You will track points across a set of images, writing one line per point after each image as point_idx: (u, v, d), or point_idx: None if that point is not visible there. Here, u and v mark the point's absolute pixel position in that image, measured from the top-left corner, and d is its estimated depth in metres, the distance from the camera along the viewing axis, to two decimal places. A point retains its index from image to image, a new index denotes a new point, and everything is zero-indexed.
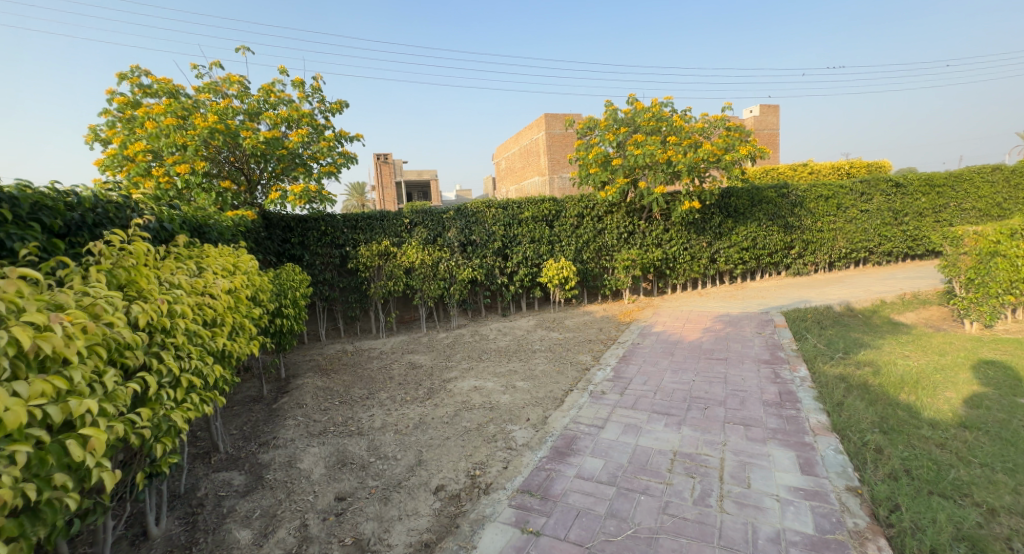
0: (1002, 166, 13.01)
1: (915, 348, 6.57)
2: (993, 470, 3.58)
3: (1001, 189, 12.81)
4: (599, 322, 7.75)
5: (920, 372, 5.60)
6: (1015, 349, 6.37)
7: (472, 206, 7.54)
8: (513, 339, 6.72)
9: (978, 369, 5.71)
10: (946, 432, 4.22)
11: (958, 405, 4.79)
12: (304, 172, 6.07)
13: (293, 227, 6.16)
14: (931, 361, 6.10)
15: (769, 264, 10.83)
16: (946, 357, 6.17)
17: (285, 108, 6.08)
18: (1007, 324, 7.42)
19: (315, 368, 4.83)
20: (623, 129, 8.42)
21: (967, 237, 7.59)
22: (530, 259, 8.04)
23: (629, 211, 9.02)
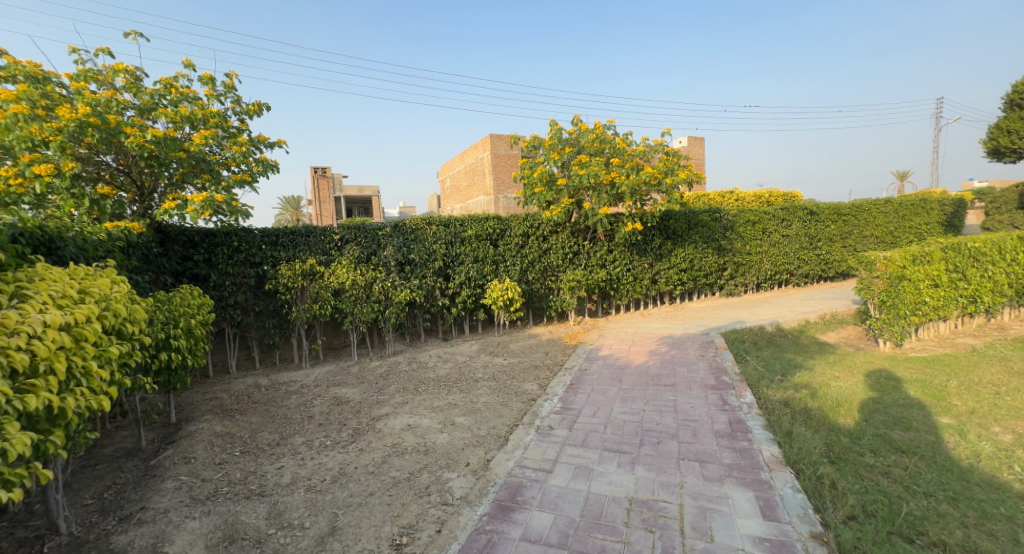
0: (893, 200, 14.40)
1: (842, 369, 6.68)
2: (938, 500, 3.50)
3: (891, 219, 14.33)
4: (543, 346, 7.44)
5: (851, 394, 5.60)
6: (927, 367, 6.70)
7: (410, 223, 7.04)
8: (454, 367, 6.24)
9: (902, 388, 5.91)
10: (885, 457, 4.06)
11: (896, 424, 4.85)
12: (210, 179, 5.37)
13: (197, 242, 5.34)
14: (857, 380, 6.16)
15: (705, 285, 11.07)
16: (868, 378, 6.27)
17: (187, 105, 5.41)
18: (913, 343, 7.81)
19: (217, 410, 4.15)
20: (567, 149, 8.29)
21: (879, 263, 7.60)
22: (472, 279, 7.63)
23: (573, 231, 8.88)
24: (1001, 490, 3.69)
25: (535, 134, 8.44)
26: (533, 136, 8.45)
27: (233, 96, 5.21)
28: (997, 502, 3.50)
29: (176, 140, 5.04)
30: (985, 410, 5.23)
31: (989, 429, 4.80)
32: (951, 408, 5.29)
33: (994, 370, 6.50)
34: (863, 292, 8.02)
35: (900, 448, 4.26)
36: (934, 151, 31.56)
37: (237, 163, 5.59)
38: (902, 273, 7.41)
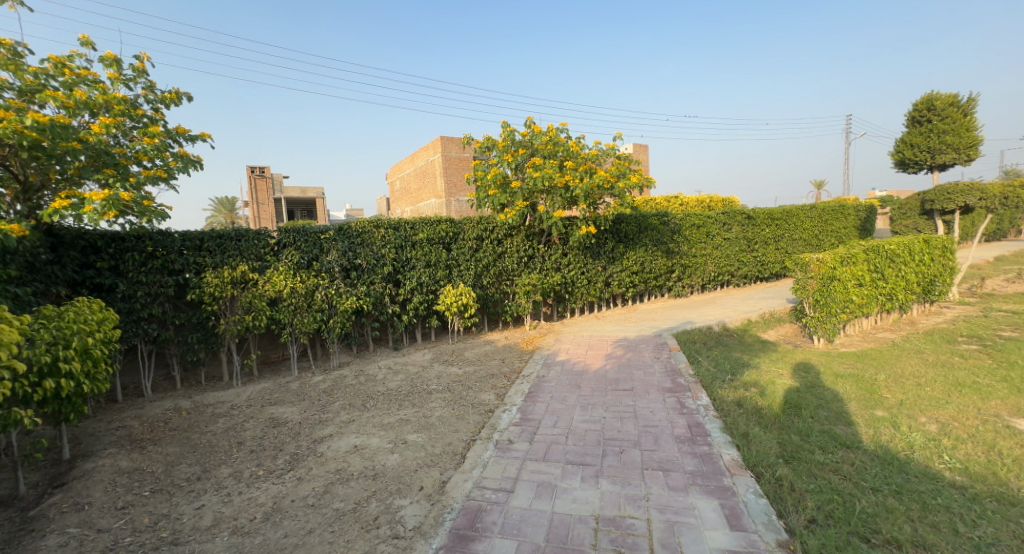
0: (818, 205, 15.36)
1: (783, 365, 6.61)
2: (884, 495, 3.36)
3: (816, 223, 15.26)
4: (500, 353, 7.20)
5: (792, 390, 5.52)
6: (858, 362, 6.77)
7: (356, 225, 6.61)
8: (405, 379, 5.86)
9: (840, 382, 5.81)
10: (834, 454, 3.88)
11: (846, 412, 4.85)
12: (115, 175, 4.32)
13: (100, 247, 4.68)
14: (793, 376, 6.12)
15: (655, 287, 11.23)
16: (807, 374, 6.19)
17: (86, 89, 4.29)
18: (843, 339, 8.15)
19: (122, 441, 3.78)
20: (521, 150, 8.12)
21: (813, 263, 7.84)
22: (424, 284, 7.28)
23: (528, 235, 8.73)
24: (936, 479, 3.58)
25: (488, 135, 8.21)
26: (486, 137, 8.22)
27: (145, 81, 4.62)
28: (935, 492, 3.40)
29: (69, 129, 3.94)
30: (912, 400, 5.17)
31: (918, 419, 4.65)
32: (881, 399, 5.23)
33: (915, 364, 6.64)
34: (798, 290, 8.26)
35: (844, 443, 4.07)
36: (842, 158, 32.07)
37: (151, 157, 4.60)
38: (833, 273, 7.67)
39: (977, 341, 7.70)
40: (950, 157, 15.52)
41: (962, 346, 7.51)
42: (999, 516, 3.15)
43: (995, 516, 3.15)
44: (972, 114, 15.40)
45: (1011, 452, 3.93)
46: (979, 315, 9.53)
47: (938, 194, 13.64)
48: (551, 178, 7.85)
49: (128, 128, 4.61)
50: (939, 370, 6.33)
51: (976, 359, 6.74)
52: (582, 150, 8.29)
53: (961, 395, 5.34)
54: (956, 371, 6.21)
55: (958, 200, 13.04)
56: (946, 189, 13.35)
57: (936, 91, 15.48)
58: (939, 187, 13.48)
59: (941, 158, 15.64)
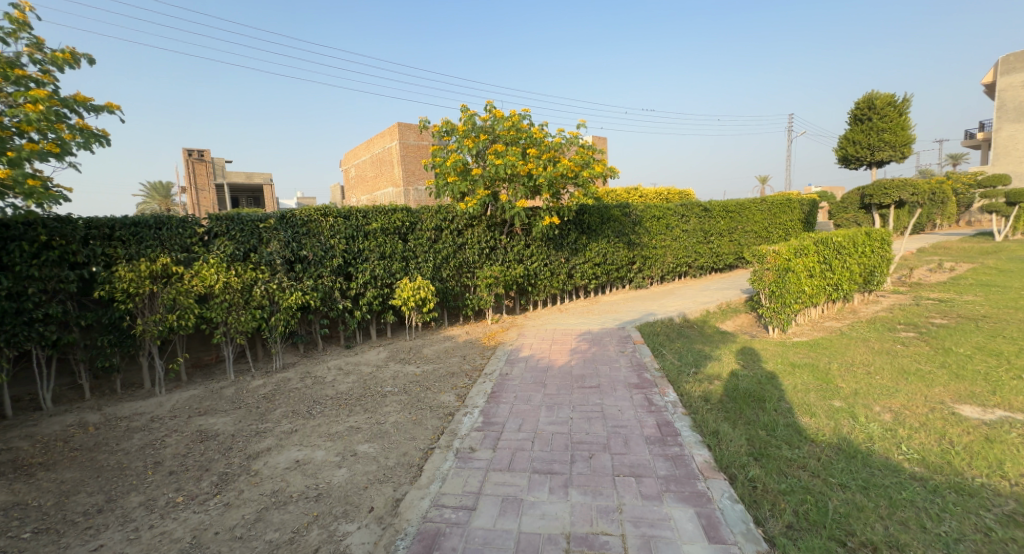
0: (768, 199, 15.80)
1: (740, 358, 6.21)
2: (851, 491, 3.03)
3: (766, 217, 15.68)
4: (461, 349, 6.84)
5: (755, 382, 5.19)
6: (812, 351, 6.47)
7: (301, 213, 6.06)
8: (357, 381, 5.41)
9: (795, 374, 5.45)
10: (800, 449, 3.58)
11: (813, 400, 4.64)
12: None
13: None
14: (746, 367, 5.76)
15: (616, 278, 11.15)
16: (765, 366, 5.83)
17: None
18: (796, 328, 8.08)
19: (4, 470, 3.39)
20: (482, 136, 7.71)
21: (768, 256, 7.64)
22: (377, 277, 6.81)
23: (489, 225, 8.38)
24: (897, 471, 3.24)
25: (448, 119, 7.72)
26: (445, 120, 7.75)
27: (27, 38, 3.95)
28: (899, 486, 3.06)
29: None
30: (866, 389, 4.80)
31: (873, 408, 4.34)
32: (836, 389, 4.88)
33: (862, 351, 6.32)
34: (753, 282, 8.06)
35: (808, 437, 3.78)
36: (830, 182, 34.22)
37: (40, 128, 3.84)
38: (788, 265, 7.53)
39: (913, 327, 7.69)
40: (888, 154, 16.27)
41: (902, 332, 7.40)
42: (960, 508, 2.83)
43: (957, 508, 2.83)
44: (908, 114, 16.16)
45: (963, 439, 3.63)
46: (910, 303, 9.97)
47: (875, 189, 13.86)
48: (514, 166, 7.52)
49: (13, 92, 3.71)
50: (885, 356, 6.04)
51: (914, 346, 6.43)
52: (544, 137, 7.95)
53: (908, 383, 5.00)
54: (899, 358, 5.89)
55: (895, 195, 13.24)
56: (883, 185, 13.65)
57: (876, 90, 16.15)
58: (878, 182, 13.73)
59: (880, 154, 16.36)
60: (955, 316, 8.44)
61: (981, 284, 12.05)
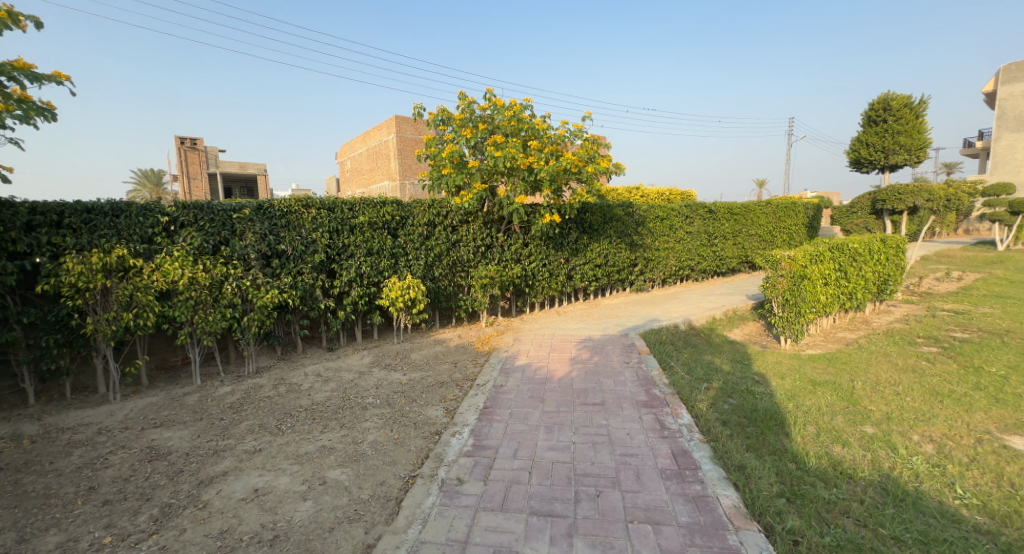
0: (773, 202, 15.36)
1: (755, 372, 5.71)
2: (909, 548, 2.56)
3: (771, 220, 15.24)
4: (452, 355, 6.33)
5: (775, 402, 4.70)
6: (831, 367, 6.01)
7: (279, 203, 5.54)
8: (336, 390, 4.89)
9: (818, 393, 4.99)
10: (838, 488, 3.11)
11: (843, 426, 4.17)
12: None
13: None
14: (764, 385, 5.26)
15: (617, 281, 10.67)
16: (783, 382, 5.33)
17: None
18: (809, 339, 7.62)
19: None
20: (481, 126, 7.19)
21: (782, 261, 7.10)
22: (363, 275, 6.30)
23: (486, 222, 7.88)
24: (956, 521, 2.79)
25: (444, 107, 7.18)
26: (441, 108, 7.21)
27: None
28: (964, 542, 2.60)
29: None
30: (898, 413, 4.37)
31: (911, 437, 3.91)
32: (865, 413, 4.41)
33: (886, 368, 5.84)
34: (764, 289, 7.52)
35: (845, 473, 3.31)
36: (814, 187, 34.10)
37: None
38: (803, 272, 7.03)
39: (934, 342, 7.22)
40: (902, 158, 15.85)
41: (924, 347, 6.93)
42: None
43: None
44: (923, 118, 15.79)
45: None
46: (925, 315, 9.52)
47: (889, 194, 13.65)
48: (514, 158, 7.02)
49: None
50: (913, 374, 5.55)
51: (941, 363, 5.98)
52: (547, 129, 7.44)
53: (944, 407, 4.55)
54: (928, 378, 5.40)
55: (909, 202, 12.93)
56: (897, 190, 13.23)
57: (891, 91, 15.76)
58: (893, 187, 13.46)
59: (895, 158, 15.93)
60: (976, 330, 7.98)
61: (994, 296, 11.62)
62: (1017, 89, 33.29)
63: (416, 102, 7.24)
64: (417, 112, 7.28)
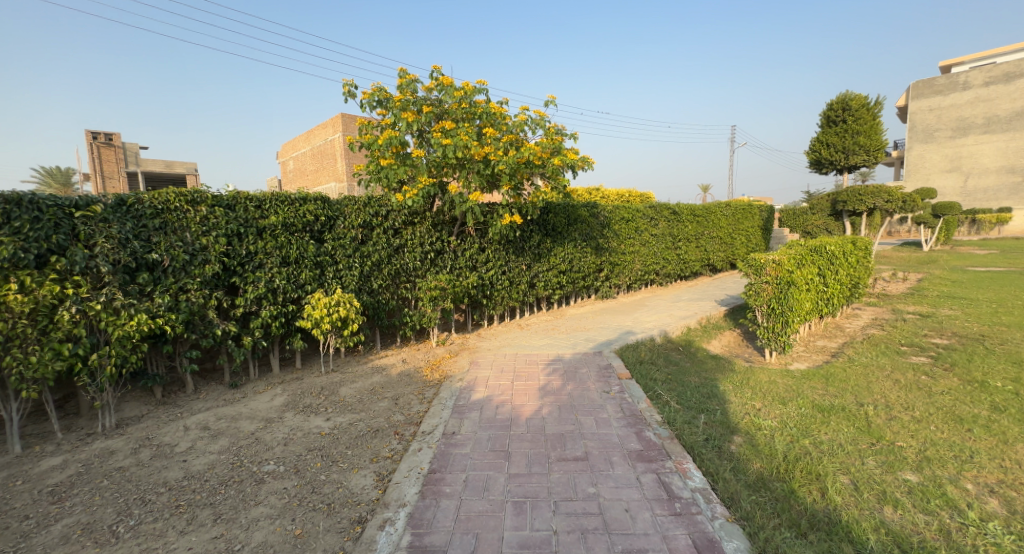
0: (732, 204, 15.09)
1: (753, 398, 4.89)
2: None
3: (730, 223, 14.94)
4: (392, 388, 5.12)
5: (790, 442, 3.84)
6: (831, 385, 5.31)
7: (151, 198, 4.21)
8: (223, 454, 3.66)
9: (832, 423, 4.21)
10: None
11: (881, 472, 3.36)
12: None
13: None
14: (769, 417, 4.41)
15: (582, 288, 9.78)
16: (788, 411, 4.53)
17: None
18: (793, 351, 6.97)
19: None
20: (425, 108, 6.02)
21: (767, 266, 6.45)
22: (277, 289, 5.00)
23: (435, 224, 6.74)
24: None
25: (380, 85, 5.97)
26: (377, 87, 5.99)
27: None
28: None
29: None
30: (936, 451, 3.62)
31: (968, 488, 3.14)
32: (898, 452, 3.62)
33: (889, 386, 5.16)
34: (745, 296, 6.86)
35: None
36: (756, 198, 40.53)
37: None
38: (790, 277, 6.42)
39: (920, 349, 6.72)
40: (861, 159, 16.11)
41: (914, 357, 6.38)
42: None
43: None
44: (878, 118, 16.10)
45: None
46: (894, 318, 9.20)
47: (849, 194, 13.58)
48: (466, 147, 5.93)
49: None
50: (921, 393, 4.88)
51: (944, 377, 5.38)
52: (506, 114, 6.39)
53: (979, 437, 3.87)
54: (939, 396, 4.77)
55: (869, 202, 12.94)
56: (858, 190, 13.24)
57: (850, 91, 15.99)
58: (852, 187, 13.37)
59: (854, 159, 16.16)
60: (953, 334, 7.64)
61: (946, 296, 11.63)
62: (922, 104, 36.04)
63: (346, 78, 5.97)
64: (347, 90, 6.01)
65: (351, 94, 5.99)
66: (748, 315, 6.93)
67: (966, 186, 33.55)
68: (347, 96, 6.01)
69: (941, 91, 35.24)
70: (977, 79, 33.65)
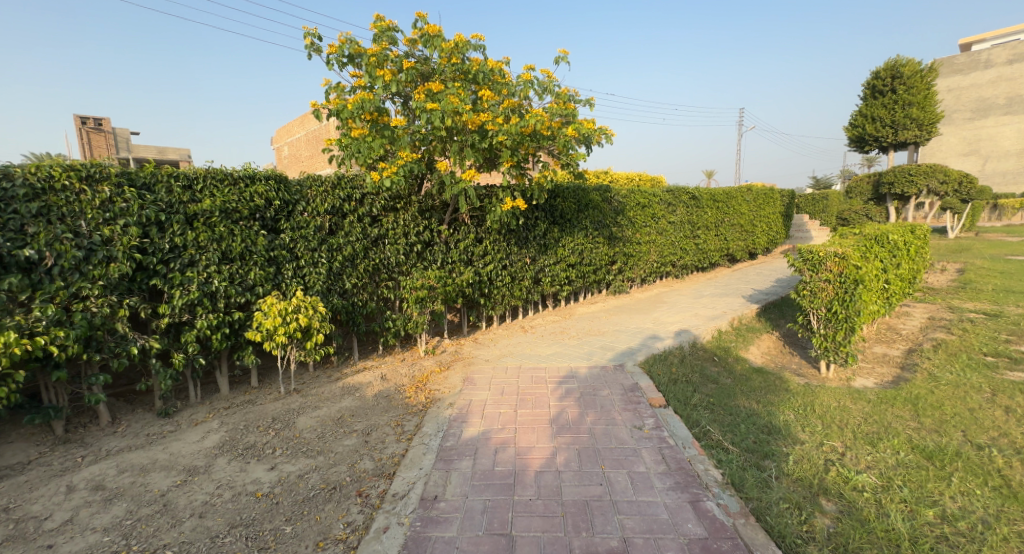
0: (755, 189, 13.82)
1: (829, 435, 3.77)
2: None
3: (752, 209, 13.70)
4: (364, 417, 4.02)
5: (911, 516, 2.75)
6: (923, 414, 4.19)
7: (26, 173, 3.09)
8: (109, 533, 2.57)
9: (956, 481, 3.11)
10: None
11: None
12: None
13: None
14: (863, 469, 3.27)
15: (594, 283, 8.64)
16: (885, 458, 3.42)
17: None
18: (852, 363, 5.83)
19: None
20: (407, 65, 4.86)
21: (828, 260, 5.30)
22: (216, 293, 3.84)
23: (422, 210, 5.62)
24: None
25: (349, 36, 4.78)
26: (345, 39, 4.81)
27: None
28: None
29: None
30: None
31: None
32: None
33: (1001, 420, 4.03)
34: (796, 296, 5.72)
35: None
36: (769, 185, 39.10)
37: None
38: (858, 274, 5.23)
39: (1011, 362, 5.56)
40: (914, 133, 14.67)
41: (1009, 374, 5.24)
42: None
43: None
44: (931, 89, 14.70)
45: None
46: (955, 318, 8.02)
47: (898, 173, 13.52)
48: (457, 113, 4.78)
49: None
50: None
51: None
52: (507, 74, 5.21)
53: None
54: None
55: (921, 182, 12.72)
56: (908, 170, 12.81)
57: (902, 57, 14.60)
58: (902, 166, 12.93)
59: (904, 135, 14.77)
60: None
61: (1003, 291, 10.41)
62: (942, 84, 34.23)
63: (306, 26, 4.78)
64: (309, 42, 4.83)
65: (313, 47, 4.82)
66: (798, 318, 5.79)
67: (986, 170, 32.04)
68: (308, 50, 4.84)
69: (961, 71, 33.39)
70: (1001, 56, 31.68)
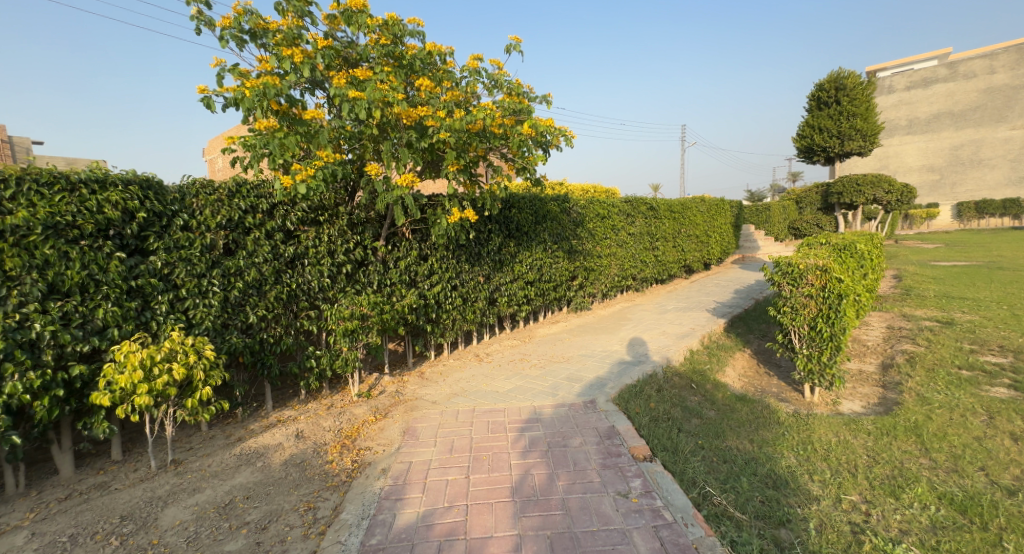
0: (707, 200, 13.75)
1: (846, 486, 3.15)
2: None
3: (706, 220, 13.57)
4: (264, 498, 3.01)
5: None
6: (933, 447, 3.68)
7: None
8: None
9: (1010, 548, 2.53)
10: None
11: None
12: None
13: None
14: (898, 537, 2.64)
15: (554, 301, 7.92)
16: (918, 516, 2.81)
17: None
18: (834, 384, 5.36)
19: None
20: (324, 45, 3.93)
21: (810, 273, 4.82)
22: (37, 343, 2.74)
23: (352, 223, 4.67)
24: None
25: (249, 6, 3.81)
26: (243, 10, 3.83)
27: None
28: None
29: None
30: None
31: None
32: None
33: (1016, 452, 3.57)
34: (775, 312, 5.22)
35: None
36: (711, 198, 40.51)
37: None
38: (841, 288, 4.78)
39: (990, 376, 5.27)
40: (858, 144, 15.23)
41: (994, 391, 4.91)
42: None
43: None
44: (871, 102, 15.36)
45: None
46: (915, 327, 7.89)
47: (845, 184, 13.97)
48: (387, 105, 3.91)
49: None
50: None
51: None
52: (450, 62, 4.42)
53: None
54: None
55: (869, 192, 13.33)
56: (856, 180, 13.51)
57: (844, 70, 15.22)
58: (850, 177, 13.64)
59: (850, 145, 15.25)
60: (1004, 349, 6.33)
61: (946, 297, 10.58)
62: None
63: None
64: (197, 12, 3.82)
65: (202, 19, 3.81)
66: (777, 337, 5.28)
67: None
68: (196, 22, 3.82)
69: None
70: (900, 83, 34.62)
